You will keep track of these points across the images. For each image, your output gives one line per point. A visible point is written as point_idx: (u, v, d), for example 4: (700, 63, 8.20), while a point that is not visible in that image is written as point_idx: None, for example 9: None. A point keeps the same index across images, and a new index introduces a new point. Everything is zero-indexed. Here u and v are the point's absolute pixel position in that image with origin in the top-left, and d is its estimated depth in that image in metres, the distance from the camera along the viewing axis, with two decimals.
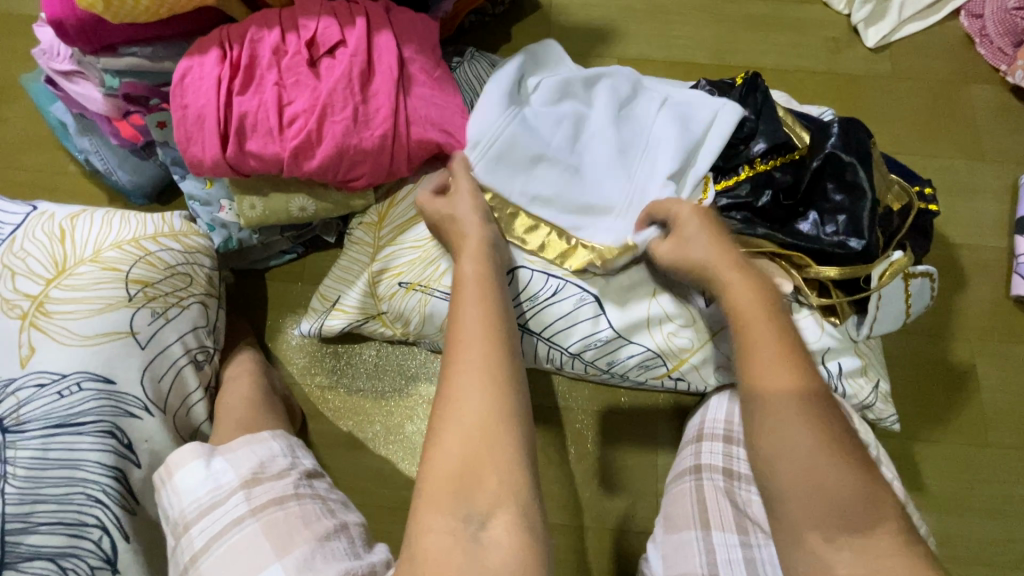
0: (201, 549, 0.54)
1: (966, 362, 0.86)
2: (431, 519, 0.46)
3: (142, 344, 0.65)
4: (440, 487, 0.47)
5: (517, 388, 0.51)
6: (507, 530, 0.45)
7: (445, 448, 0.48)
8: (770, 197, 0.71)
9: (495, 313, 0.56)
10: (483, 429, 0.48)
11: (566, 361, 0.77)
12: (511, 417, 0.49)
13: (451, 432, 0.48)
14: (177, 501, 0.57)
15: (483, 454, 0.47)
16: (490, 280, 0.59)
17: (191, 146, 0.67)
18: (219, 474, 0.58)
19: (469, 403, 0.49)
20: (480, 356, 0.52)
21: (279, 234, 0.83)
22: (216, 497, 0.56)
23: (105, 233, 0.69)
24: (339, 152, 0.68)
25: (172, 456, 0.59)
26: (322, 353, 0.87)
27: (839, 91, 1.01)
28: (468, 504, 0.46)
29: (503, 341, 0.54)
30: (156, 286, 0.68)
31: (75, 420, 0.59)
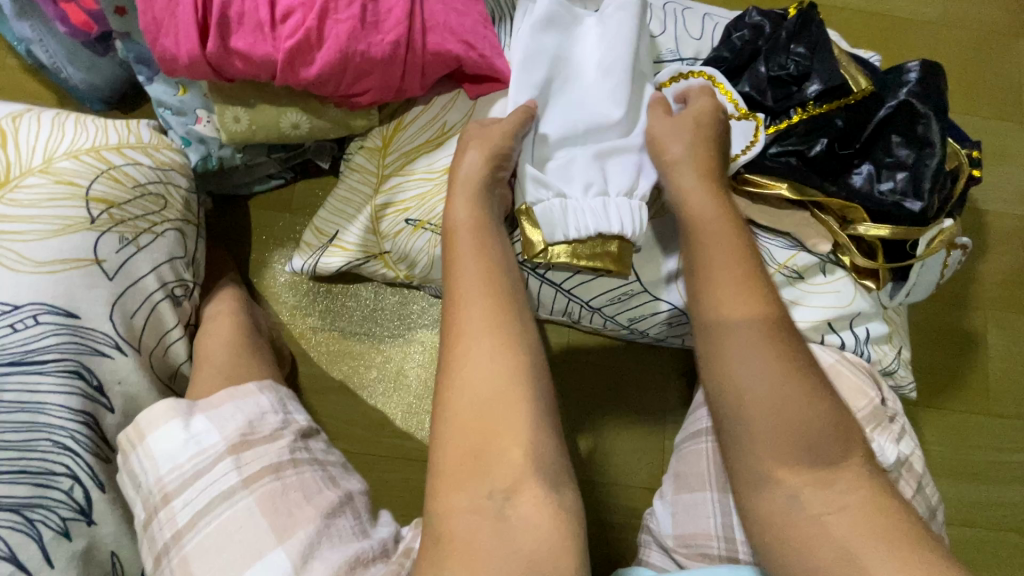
0: (186, 527, 0.48)
1: (978, 332, 0.85)
2: (452, 497, 0.42)
3: (110, 275, 0.56)
4: (457, 461, 0.43)
5: (526, 348, 0.48)
6: (536, 507, 0.42)
7: (455, 413, 0.45)
8: (825, 145, 0.66)
9: (495, 267, 0.53)
10: (495, 397, 0.45)
11: (585, 315, 0.72)
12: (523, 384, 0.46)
13: (461, 400, 0.45)
14: (151, 468, 0.51)
15: (500, 423, 0.44)
16: (484, 228, 0.55)
17: (161, 38, 0.55)
18: (201, 437, 0.52)
19: (477, 368, 0.46)
20: (483, 313, 0.49)
21: (266, 155, 0.72)
22: (200, 464, 0.51)
23: (56, 138, 0.58)
24: (342, 62, 0.58)
25: (142, 415, 0.53)
26: (315, 292, 0.79)
27: (886, 35, 0.93)
28: (496, 479, 0.43)
29: (507, 300, 0.50)
30: (124, 208, 0.59)
31: (33, 358, 0.51)
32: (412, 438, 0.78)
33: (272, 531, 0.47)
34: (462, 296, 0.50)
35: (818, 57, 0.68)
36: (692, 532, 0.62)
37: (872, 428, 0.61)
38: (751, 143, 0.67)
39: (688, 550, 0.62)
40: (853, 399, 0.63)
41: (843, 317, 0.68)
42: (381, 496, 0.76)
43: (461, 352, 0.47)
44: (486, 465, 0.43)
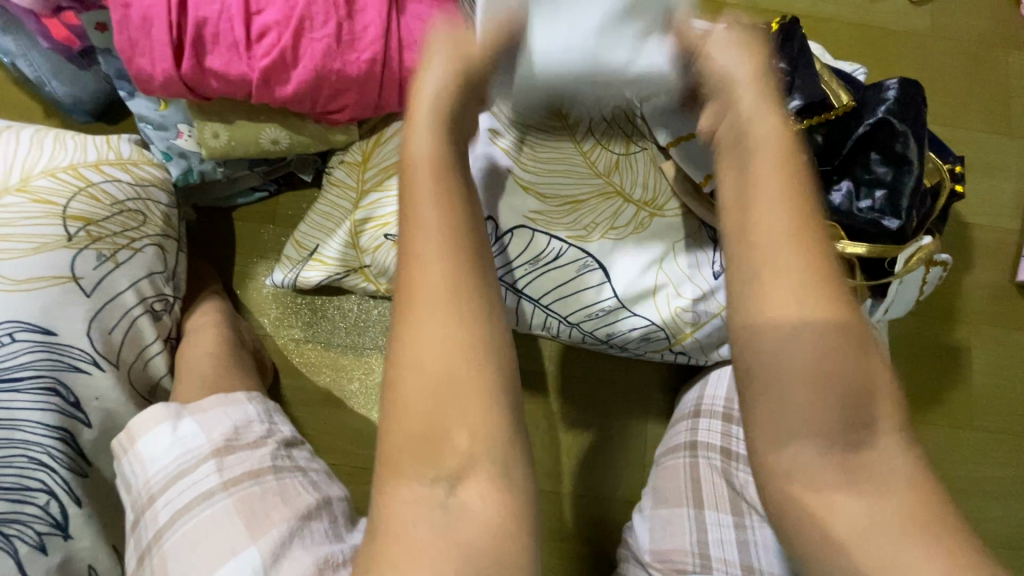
0: (166, 525, 0.49)
1: (962, 346, 0.85)
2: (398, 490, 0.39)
3: (87, 291, 0.57)
4: (404, 447, 0.40)
5: (479, 322, 0.42)
6: (482, 496, 0.40)
7: (412, 386, 0.40)
8: None
9: (455, 218, 0.44)
10: (445, 373, 0.40)
11: (563, 330, 0.71)
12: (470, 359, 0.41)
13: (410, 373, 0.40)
14: (141, 470, 0.52)
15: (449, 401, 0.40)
16: (449, 170, 0.46)
17: (137, 58, 0.55)
18: (190, 440, 0.53)
19: (428, 342, 0.41)
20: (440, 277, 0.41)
21: (248, 169, 0.73)
22: (183, 465, 0.52)
23: (35, 155, 0.58)
24: (319, 81, 0.58)
25: (135, 418, 0.54)
26: (298, 304, 0.80)
27: (874, 46, 0.92)
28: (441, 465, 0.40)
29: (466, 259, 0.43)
30: (101, 225, 0.59)
31: (9, 375, 0.51)
32: None
33: (247, 530, 0.48)
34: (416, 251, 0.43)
35: (799, 72, 0.67)
36: (668, 549, 0.62)
37: None
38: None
39: (662, 565, 0.62)
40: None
41: None
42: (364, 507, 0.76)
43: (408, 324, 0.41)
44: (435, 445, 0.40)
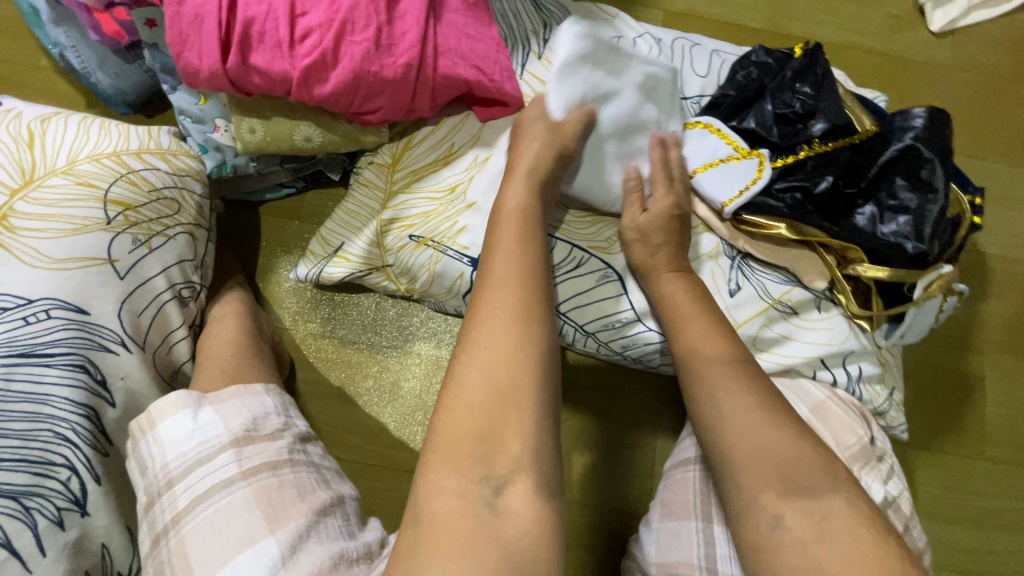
0: (185, 510, 0.50)
1: (976, 377, 0.84)
2: (443, 478, 0.43)
3: (121, 274, 0.58)
4: (455, 441, 0.44)
5: (532, 351, 0.48)
6: (522, 499, 0.43)
7: (478, 392, 0.46)
8: (830, 183, 0.67)
9: (528, 264, 0.54)
10: (491, 396, 0.45)
11: (579, 339, 0.72)
12: (531, 383, 0.46)
13: (471, 388, 0.46)
14: (160, 454, 0.53)
15: (499, 416, 0.45)
16: (531, 224, 0.58)
17: (185, 52, 0.58)
18: (206, 428, 0.54)
19: (485, 360, 0.47)
20: (510, 306, 0.50)
21: (279, 165, 0.75)
22: (203, 453, 0.52)
23: (81, 141, 0.61)
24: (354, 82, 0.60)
25: (156, 404, 0.55)
26: (319, 299, 0.81)
27: (894, 75, 0.94)
28: (486, 466, 0.43)
29: (530, 300, 0.51)
30: (139, 211, 0.61)
31: (41, 351, 0.53)
32: (404, 448, 0.79)
33: (265, 521, 0.49)
34: (488, 294, 0.52)
35: (822, 96, 0.70)
36: (674, 561, 0.62)
37: (859, 469, 0.60)
38: (751, 182, 0.67)
39: None
40: (844, 437, 0.62)
41: (834, 355, 0.68)
42: (371, 506, 0.76)
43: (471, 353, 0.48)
44: (484, 447, 0.44)
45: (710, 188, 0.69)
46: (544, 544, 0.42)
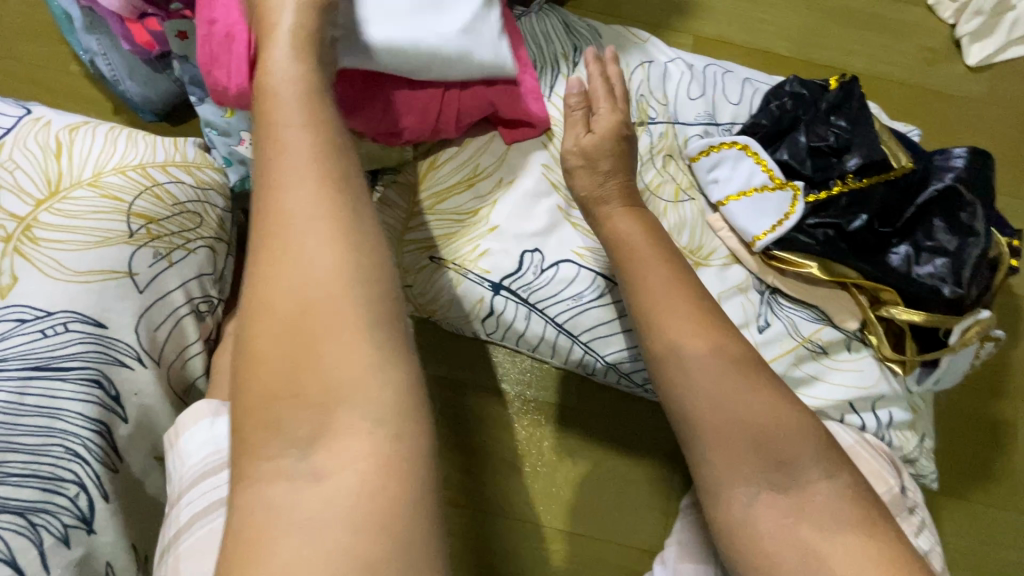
0: (185, 525, 0.49)
1: (1007, 423, 0.81)
2: (256, 462, 0.36)
3: (140, 288, 0.58)
4: (258, 410, 0.37)
5: (369, 282, 0.39)
6: (346, 458, 0.36)
7: (265, 337, 0.38)
8: (865, 221, 0.65)
9: (331, 197, 0.41)
10: (308, 339, 0.38)
11: (599, 370, 0.70)
12: (334, 299, 0.38)
13: (273, 313, 0.38)
14: (178, 465, 0.53)
15: (316, 339, 0.38)
16: (337, 158, 0.43)
17: (214, 70, 0.57)
18: (221, 443, 0.52)
19: (307, 269, 0.38)
20: (330, 240, 0.40)
21: None
22: (210, 465, 0.52)
23: (108, 152, 0.60)
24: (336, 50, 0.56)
25: (183, 413, 0.55)
26: None
27: (928, 108, 0.92)
28: (322, 413, 0.37)
29: (336, 191, 0.41)
30: (161, 224, 0.60)
31: (57, 364, 0.52)
32: None
33: None
34: (275, 195, 0.41)
35: (858, 131, 0.68)
36: None
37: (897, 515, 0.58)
38: (784, 216, 0.66)
39: None
40: (874, 485, 0.60)
41: (864, 398, 0.66)
42: None
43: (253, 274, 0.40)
44: (297, 386, 0.37)
45: (743, 218, 0.68)
46: (397, 486, 0.36)
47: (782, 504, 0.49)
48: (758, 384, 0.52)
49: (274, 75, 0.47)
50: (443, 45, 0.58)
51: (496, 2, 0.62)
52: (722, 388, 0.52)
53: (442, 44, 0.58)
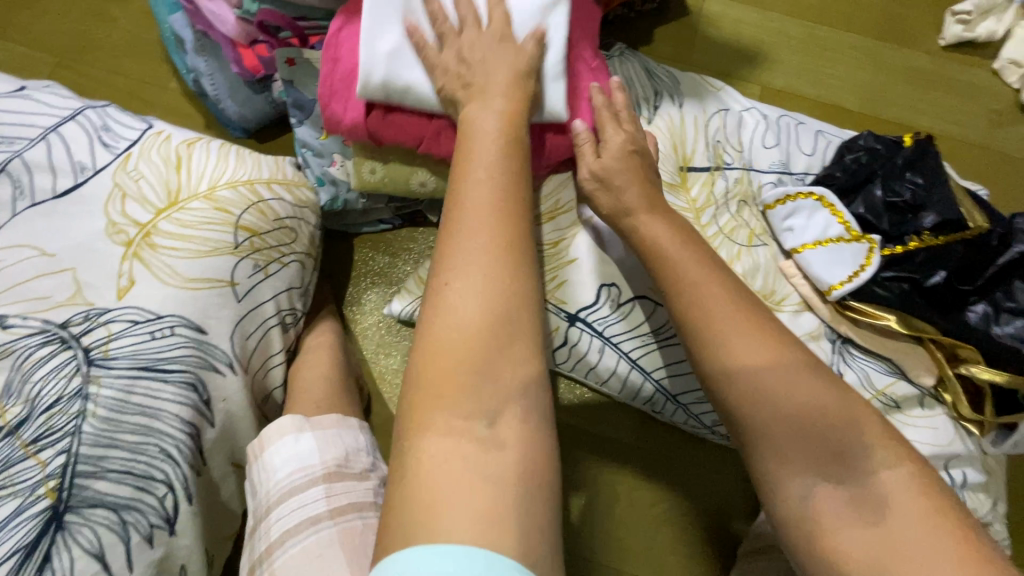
0: (278, 541, 0.52)
1: None
2: (433, 420, 0.40)
3: (238, 297, 0.60)
4: (441, 378, 0.41)
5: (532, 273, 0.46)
6: (513, 426, 0.41)
7: (450, 321, 0.43)
8: (943, 278, 0.66)
9: (511, 194, 0.49)
10: (483, 318, 0.43)
11: (667, 408, 0.70)
12: (517, 316, 0.43)
13: (467, 307, 0.43)
14: (265, 478, 0.56)
15: (502, 346, 0.42)
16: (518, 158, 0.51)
17: (333, 104, 0.61)
18: (309, 458, 0.56)
19: (477, 270, 0.44)
20: (500, 233, 0.46)
21: (386, 203, 0.77)
22: (298, 482, 0.54)
23: (222, 168, 0.64)
24: (364, 83, 0.57)
25: (267, 427, 0.58)
26: (400, 334, 0.82)
27: (992, 168, 0.93)
28: (486, 400, 0.41)
29: (513, 221, 0.47)
30: (263, 237, 0.63)
31: (160, 366, 0.55)
32: None
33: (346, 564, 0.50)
34: (460, 202, 0.48)
35: (936, 186, 0.69)
36: None
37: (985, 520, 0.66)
38: (861, 268, 0.66)
39: None
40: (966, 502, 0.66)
41: (939, 456, 0.66)
42: None
43: (445, 281, 0.44)
44: (477, 365, 0.42)
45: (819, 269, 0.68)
46: (539, 480, 0.39)
47: (845, 497, 0.46)
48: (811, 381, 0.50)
49: (479, 108, 0.55)
50: (451, 87, 0.58)
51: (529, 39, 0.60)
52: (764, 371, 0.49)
53: (453, 86, 0.58)
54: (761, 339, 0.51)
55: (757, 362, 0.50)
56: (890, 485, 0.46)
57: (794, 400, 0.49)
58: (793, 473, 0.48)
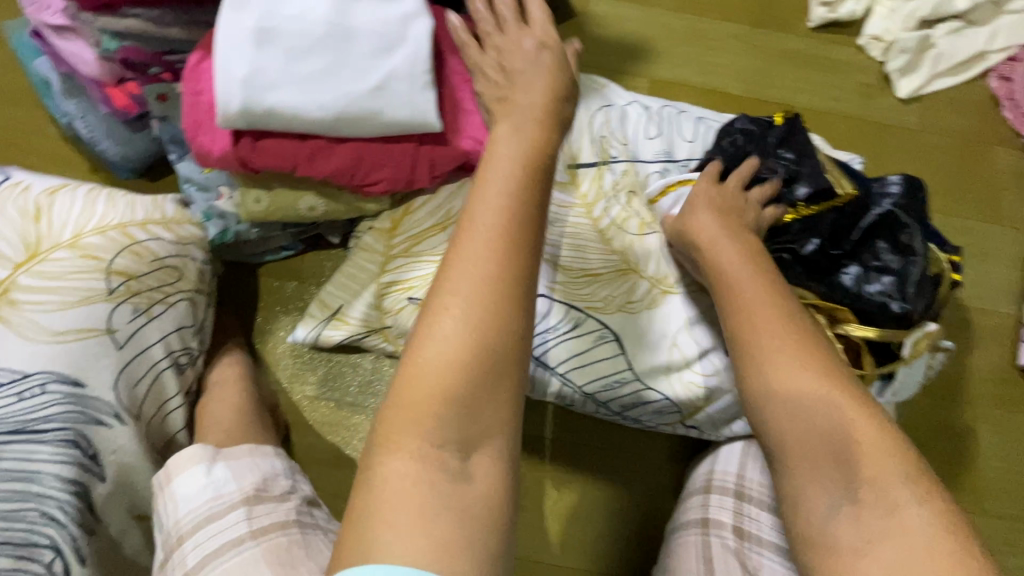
0: (196, 569, 0.51)
1: (967, 428, 0.86)
2: (403, 441, 0.40)
3: (119, 344, 0.58)
4: (419, 400, 0.41)
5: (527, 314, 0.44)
6: (483, 465, 0.41)
7: (445, 350, 0.41)
8: (815, 246, 0.71)
9: (517, 220, 0.46)
10: (469, 354, 0.41)
11: (577, 400, 0.72)
12: (505, 360, 0.42)
13: (450, 336, 0.42)
14: (173, 510, 0.54)
15: (484, 387, 0.41)
16: (530, 186, 0.49)
17: (199, 136, 0.60)
18: (223, 485, 0.55)
19: (470, 295, 0.43)
20: (499, 263, 0.44)
21: (280, 230, 0.75)
22: (215, 509, 0.53)
23: (87, 212, 0.61)
24: (224, 113, 0.57)
25: (174, 457, 0.57)
26: (314, 360, 0.80)
27: (867, 137, 1.00)
28: (462, 433, 0.41)
29: (518, 252, 0.45)
30: (141, 280, 0.61)
31: (34, 427, 0.52)
32: None
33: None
34: (467, 226, 0.46)
35: (803, 163, 0.73)
36: None
37: None
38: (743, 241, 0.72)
39: None
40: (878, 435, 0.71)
41: None
42: None
43: (444, 312, 0.42)
44: (468, 399, 0.41)
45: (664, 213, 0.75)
46: (499, 519, 0.40)
47: (872, 523, 0.45)
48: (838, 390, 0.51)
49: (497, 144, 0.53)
50: (315, 110, 0.58)
51: (396, 50, 0.60)
52: (804, 395, 0.51)
53: (319, 112, 0.58)
54: (801, 358, 0.53)
55: (792, 368, 0.53)
56: (917, 522, 0.43)
57: (817, 424, 0.50)
58: (818, 486, 0.49)
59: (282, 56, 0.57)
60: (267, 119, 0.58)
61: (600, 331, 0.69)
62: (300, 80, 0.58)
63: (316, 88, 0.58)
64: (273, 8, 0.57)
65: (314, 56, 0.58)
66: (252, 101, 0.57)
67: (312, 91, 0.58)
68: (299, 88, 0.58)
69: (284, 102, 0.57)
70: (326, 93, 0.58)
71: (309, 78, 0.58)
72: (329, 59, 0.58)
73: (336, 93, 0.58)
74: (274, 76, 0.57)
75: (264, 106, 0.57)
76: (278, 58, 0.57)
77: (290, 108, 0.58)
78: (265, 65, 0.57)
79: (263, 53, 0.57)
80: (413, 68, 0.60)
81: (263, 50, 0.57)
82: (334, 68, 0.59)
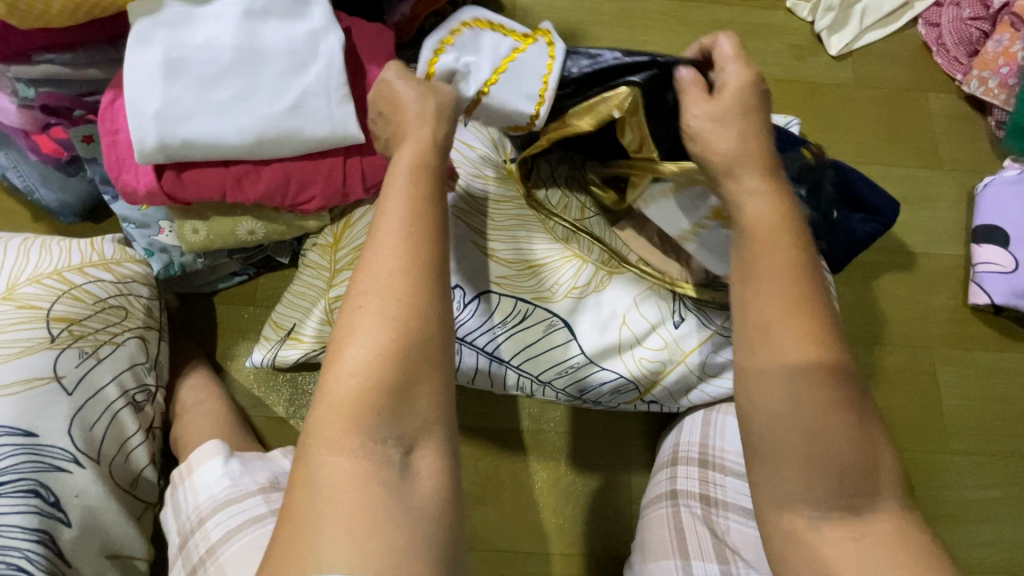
0: (218, 542, 0.55)
1: (928, 370, 0.89)
2: (330, 452, 0.37)
3: (69, 390, 0.59)
4: (347, 404, 0.37)
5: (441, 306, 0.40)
6: (431, 464, 0.38)
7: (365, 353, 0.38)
8: None
9: (426, 212, 0.43)
10: (387, 354, 0.38)
11: (536, 388, 0.73)
12: (431, 343, 0.39)
13: (367, 342, 0.38)
14: (193, 497, 0.59)
15: (418, 380, 0.38)
16: (434, 175, 0.46)
17: (123, 174, 0.61)
18: (239, 474, 0.59)
19: (380, 295, 0.39)
20: (405, 258, 0.41)
21: (227, 257, 0.75)
22: (233, 494, 0.57)
23: (21, 264, 0.62)
24: (139, 149, 0.58)
25: (193, 453, 0.61)
26: (278, 380, 0.80)
27: (803, 98, 1.01)
28: (404, 426, 0.38)
29: (425, 235, 0.42)
30: (84, 323, 0.62)
31: None
32: None
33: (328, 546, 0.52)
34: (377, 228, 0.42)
35: None
36: None
37: None
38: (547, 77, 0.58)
39: None
40: None
41: None
42: None
43: (359, 302, 0.40)
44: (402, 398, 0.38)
45: (510, 101, 0.58)
46: (452, 525, 0.37)
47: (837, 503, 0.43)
48: (816, 354, 0.45)
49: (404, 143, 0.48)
50: (232, 136, 0.59)
51: (307, 68, 0.61)
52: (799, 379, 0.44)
53: (239, 137, 0.59)
54: (796, 322, 0.46)
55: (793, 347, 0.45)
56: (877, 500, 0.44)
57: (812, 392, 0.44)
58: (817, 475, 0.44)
59: (194, 89, 0.59)
60: (187, 150, 0.59)
61: (549, 319, 0.69)
62: (214, 110, 0.59)
63: (232, 115, 0.59)
64: (179, 40, 0.59)
65: (225, 83, 0.59)
66: (169, 135, 0.58)
67: (228, 119, 0.59)
68: (214, 117, 0.59)
69: (201, 133, 0.58)
70: (241, 118, 0.59)
71: (224, 106, 0.59)
72: (240, 84, 0.60)
73: (252, 117, 0.60)
74: (187, 108, 0.58)
75: (181, 138, 0.58)
76: (189, 91, 0.59)
77: (207, 138, 0.59)
78: (176, 99, 0.58)
79: (173, 88, 0.58)
80: (326, 83, 0.61)
81: (173, 86, 0.58)
82: (246, 93, 0.60)
